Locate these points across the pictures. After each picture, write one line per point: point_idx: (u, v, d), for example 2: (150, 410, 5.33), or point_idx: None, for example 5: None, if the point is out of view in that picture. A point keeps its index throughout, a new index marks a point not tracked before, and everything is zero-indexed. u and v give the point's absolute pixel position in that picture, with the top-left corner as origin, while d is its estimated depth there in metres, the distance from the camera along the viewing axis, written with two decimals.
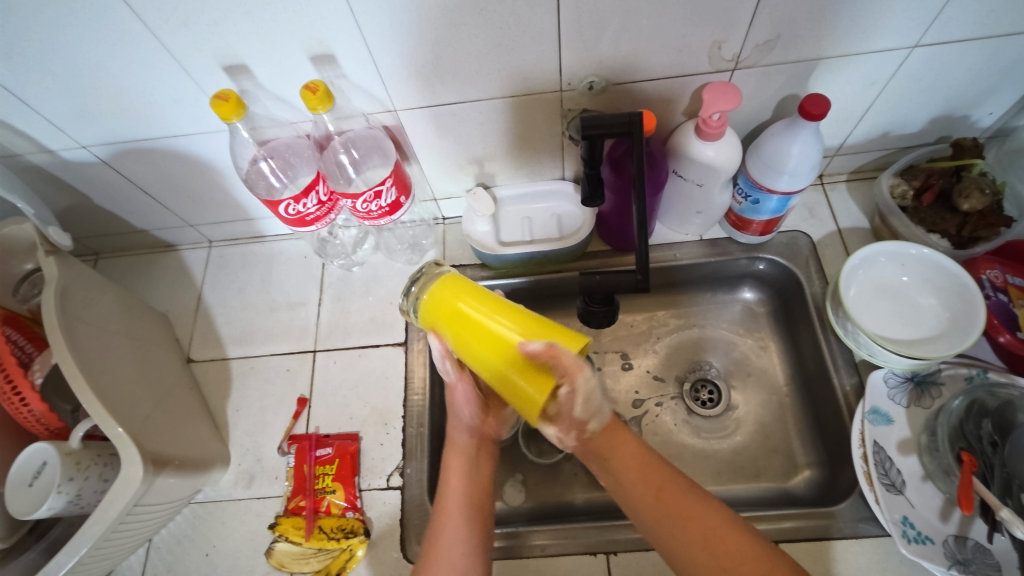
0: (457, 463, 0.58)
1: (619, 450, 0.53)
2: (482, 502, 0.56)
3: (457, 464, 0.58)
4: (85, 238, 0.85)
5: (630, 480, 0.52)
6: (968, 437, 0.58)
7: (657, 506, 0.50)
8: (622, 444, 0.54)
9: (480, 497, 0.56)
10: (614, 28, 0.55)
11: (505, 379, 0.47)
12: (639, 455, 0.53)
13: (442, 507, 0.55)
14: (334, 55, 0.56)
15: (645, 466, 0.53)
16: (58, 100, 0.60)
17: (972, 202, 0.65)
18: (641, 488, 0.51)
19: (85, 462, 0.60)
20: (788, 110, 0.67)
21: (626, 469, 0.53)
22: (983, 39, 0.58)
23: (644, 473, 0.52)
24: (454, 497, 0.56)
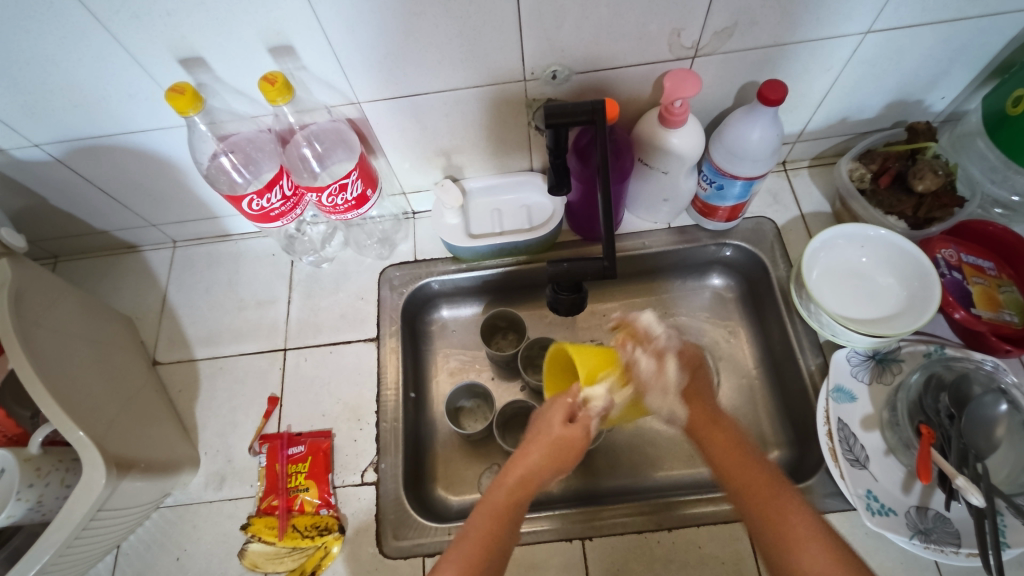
0: (499, 503, 0.51)
1: (716, 442, 0.54)
2: (502, 546, 0.50)
3: (505, 498, 0.52)
4: (43, 241, 0.83)
5: (725, 451, 0.53)
6: (927, 410, 0.60)
7: (754, 477, 0.51)
8: (719, 430, 0.55)
9: (505, 545, 0.50)
10: (574, 16, 0.55)
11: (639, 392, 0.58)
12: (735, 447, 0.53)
13: (464, 535, 0.50)
14: (293, 46, 0.55)
15: (737, 456, 0.52)
16: (7, 97, 0.58)
17: (926, 183, 0.68)
18: (740, 461, 0.52)
19: (45, 468, 0.59)
20: (749, 96, 0.68)
21: (729, 442, 0.53)
22: (933, 24, 0.60)
23: (742, 472, 0.51)
24: (478, 527, 0.50)
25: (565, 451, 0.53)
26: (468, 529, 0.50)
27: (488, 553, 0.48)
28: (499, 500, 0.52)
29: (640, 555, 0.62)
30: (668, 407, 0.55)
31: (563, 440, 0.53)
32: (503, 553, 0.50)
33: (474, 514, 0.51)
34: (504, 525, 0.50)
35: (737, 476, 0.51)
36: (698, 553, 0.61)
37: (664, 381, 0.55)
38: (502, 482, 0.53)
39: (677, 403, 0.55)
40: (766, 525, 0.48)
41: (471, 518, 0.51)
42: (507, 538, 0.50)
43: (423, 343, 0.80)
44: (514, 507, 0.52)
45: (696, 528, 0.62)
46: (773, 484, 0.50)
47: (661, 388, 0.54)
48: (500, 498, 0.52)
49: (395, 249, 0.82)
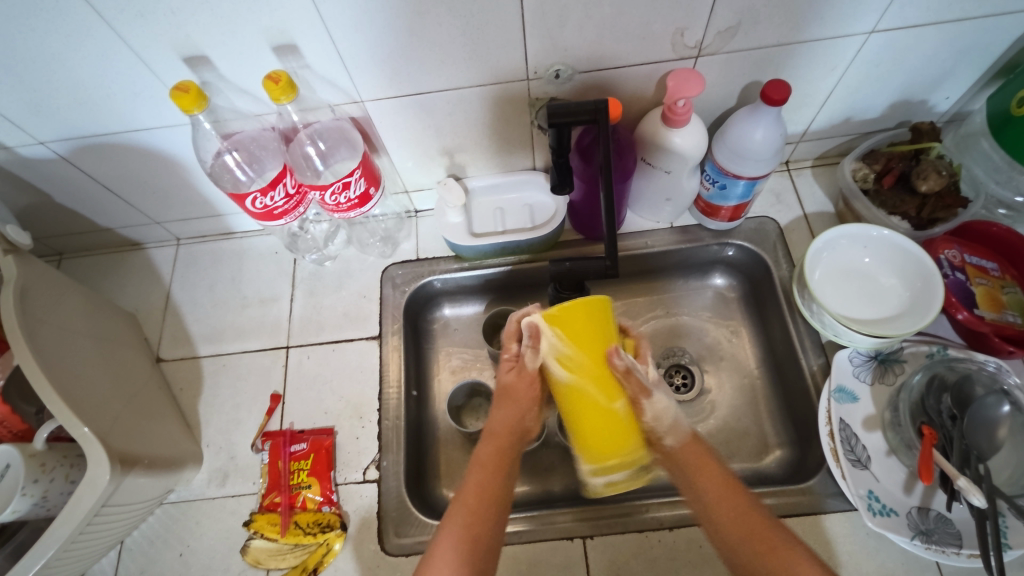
0: (488, 458, 0.56)
1: (702, 467, 0.54)
2: (501, 489, 0.54)
3: (491, 454, 0.56)
4: (47, 238, 0.83)
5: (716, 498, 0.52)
6: (929, 411, 0.60)
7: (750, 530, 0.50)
8: (708, 468, 0.54)
9: (501, 495, 0.53)
10: (577, 16, 0.55)
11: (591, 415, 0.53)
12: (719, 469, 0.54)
13: (463, 493, 0.53)
14: (297, 45, 0.55)
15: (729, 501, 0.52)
16: (13, 95, 0.58)
17: (930, 183, 0.68)
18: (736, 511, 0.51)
19: (50, 464, 0.59)
20: (752, 96, 0.68)
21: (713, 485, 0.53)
22: (937, 24, 0.59)
23: (731, 505, 0.51)
24: (473, 482, 0.54)
25: (523, 395, 0.60)
26: (462, 488, 0.54)
27: (487, 506, 0.52)
28: (485, 456, 0.56)
29: (641, 554, 0.62)
30: (670, 417, 0.56)
31: (517, 389, 0.60)
32: (500, 507, 0.53)
33: (468, 471, 0.55)
34: (494, 476, 0.54)
35: (725, 508, 0.51)
36: (699, 553, 0.61)
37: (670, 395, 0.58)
38: (486, 440, 0.58)
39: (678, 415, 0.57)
40: (745, 541, 0.49)
41: (465, 477, 0.55)
42: (501, 482, 0.54)
43: (425, 341, 0.81)
44: (499, 455, 0.56)
45: (697, 528, 0.62)
46: (768, 527, 0.50)
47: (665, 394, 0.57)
48: (485, 452, 0.57)
49: (397, 247, 0.82)
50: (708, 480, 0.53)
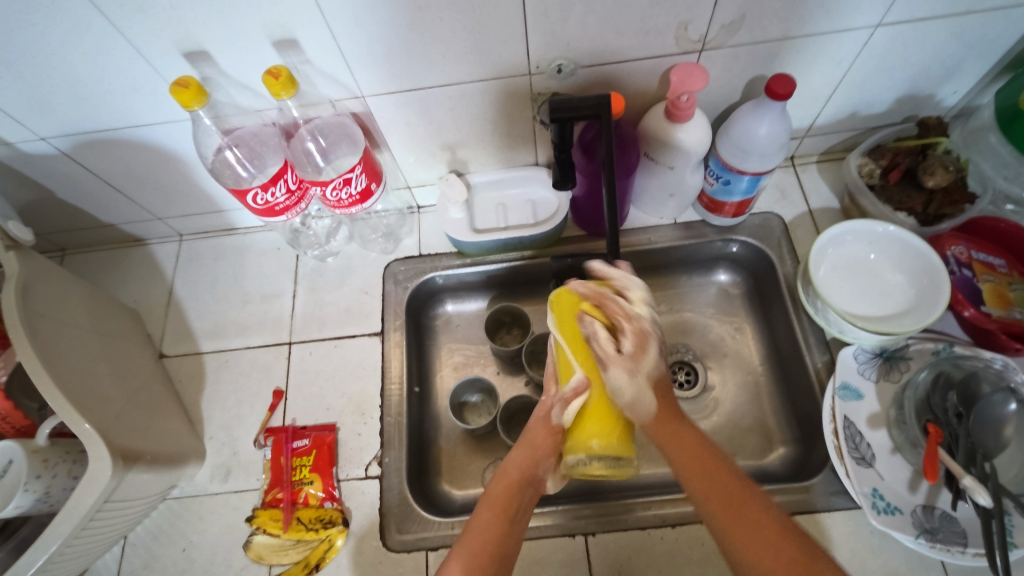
0: (497, 498, 0.54)
1: (673, 442, 0.53)
2: (506, 538, 0.52)
3: (499, 493, 0.55)
4: (50, 234, 0.83)
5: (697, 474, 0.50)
6: (935, 409, 0.59)
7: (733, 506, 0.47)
8: (685, 436, 0.53)
9: (508, 536, 0.52)
10: (579, 9, 0.54)
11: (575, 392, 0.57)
12: (692, 444, 0.52)
13: (466, 535, 0.51)
14: (297, 40, 0.55)
15: (715, 478, 0.49)
16: (12, 90, 0.58)
17: (936, 178, 0.67)
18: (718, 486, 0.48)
19: (53, 460, 0.60)
20: (757, 91, 0.67)
21: (691, 459, 0.51)
22: (945, 17, 0.59)
23: (714, 482, 0.49)
24: (480, 524, 0.52)
25: (545, 445, 0.57)
26: (469, 526, 0.52)
27: (491, 549, 0.50)
28: (495, 496, 0.54)
29: (644, 551, 0.62)
30: (634, 390, 0.55)
31: (540, 435, 0.58)
32: (505, 548, 0.51)
33: (476, 511, 0.53)
34: (500, 518, 0.52)
35: (708, 484, 0.49)
36: (702, 550, 0.61)
37: (637, 363, 0.56)
38: (495, 480, 0.56)
39: (643, 391, 0.55)
40: (732, 531, 0.46)
41: (472, 515, 0.53)
42: (507, 530, 0.52)
43: (427, 338, 0.80)
44: (510, 500, 0.54)
45: (699, 526, 0.62)
46: (759, 512, 0.46)
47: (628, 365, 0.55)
48: (497, 491, 0.55)
49: (399, 243, 0.82)
50: (680, 455, 0.52)
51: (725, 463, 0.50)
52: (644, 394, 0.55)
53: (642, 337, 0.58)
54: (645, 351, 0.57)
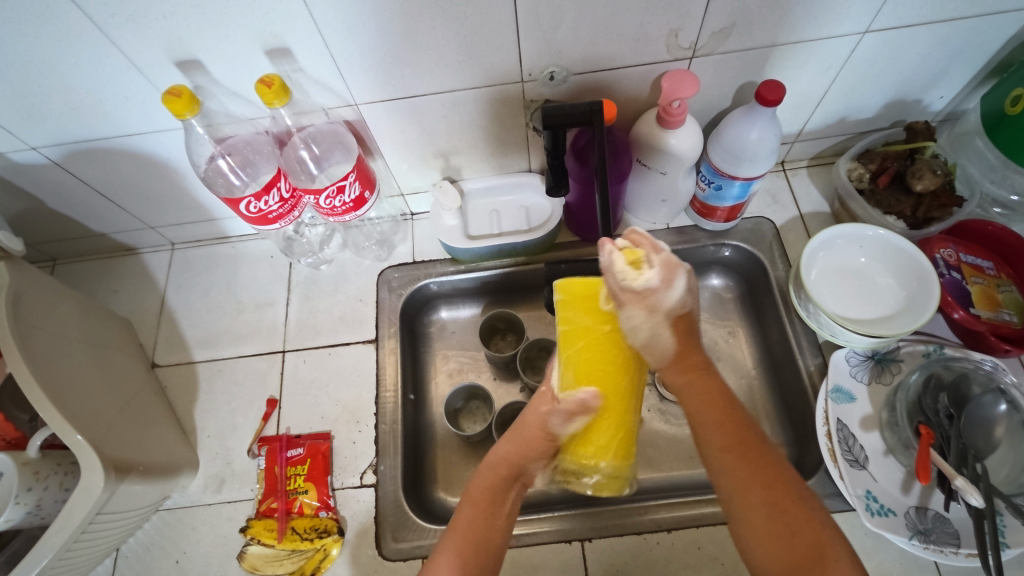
0: (482, 493, 0.53)
1: (692, 386, 0.52)
2: (491, 537, 0.51)
3: (485, 489, 0.54)
4: (41, 244, 0.83)
5: (710, 425, 0.50)
6: (926, 410, 0.60)
7: (748, 474, 0.47)
8: (700, 381, 0.53)
9: (491, 536, 0.51)
10: (571, 17, 0.55)
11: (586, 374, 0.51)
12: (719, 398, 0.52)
13: (454, 530, 0.52)
14: (290, 48, 0.55)
15: (733, 438, 0.49)
16: (4, 100, 0.58)
17: (925, 182, 0.68)
18: (733, 451, 0.49)
19: (44, 472, 0.59)
20: (747, 97, 0.68)
21: (708, 410, 0.51)
22: (931, 24, 0.60)
23: (727, 430, 0.50)
24: (466, 518, 0.52)
25: (532, 441, 0.54)
26: (456, 522, 0.52)
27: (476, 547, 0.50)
28: (483, 491, 0.54)
29: (641, 556, 0.62)
30: (650, 326, 0.51)
31: (529, 428, 0.55)
32: (490, 547, 0.51)
33: (463, 505, 0.53)
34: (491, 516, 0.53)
35: (722, 441, 0.49)
36: (697, 554, 0.61)
37: (652, 300, 0.51)
38: (483, 474, 0.55)
39: (663, 327, 0.52)
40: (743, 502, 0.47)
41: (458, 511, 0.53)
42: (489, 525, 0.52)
43: (422, 345, 0.80)
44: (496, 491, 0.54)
45: (695, 529, 0.62)
46: (784, 482, 0.47)
47: (642, 307, 0.51)
48: (481, 487, 0.54)
49: (393, 251, 0.82)
50: (699, 404, 0.51)
51: (745, 421, 0.50)
52: (663, 334, 0.51)
53: (671, 270, 0.52)
54: (661, 292, 0.52)
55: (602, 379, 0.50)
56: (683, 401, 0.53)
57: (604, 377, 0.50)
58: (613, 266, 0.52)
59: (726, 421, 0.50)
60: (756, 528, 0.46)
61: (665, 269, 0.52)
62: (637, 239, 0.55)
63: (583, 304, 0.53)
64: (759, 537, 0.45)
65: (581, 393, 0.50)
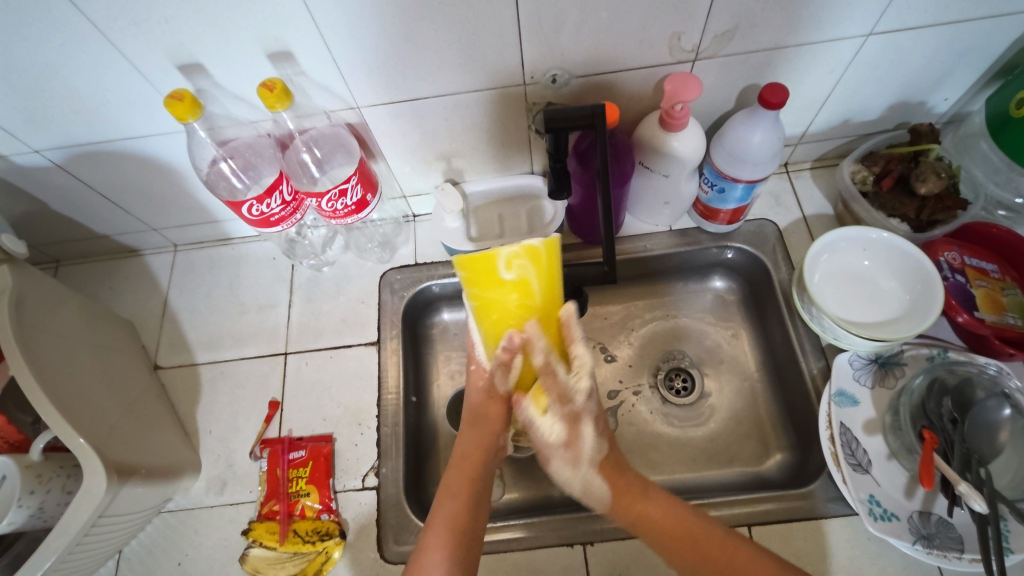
0: (459, 486, 0.60)
1: (641, 514, 0.58)
2: (475, 524, 0.57)
3: (462, 481, 0.60)
4: (44, 246, 0.83)
5: (664, 542, 0.56)
6: (929, 415, 0.60)
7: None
8: (646, 504, 0.58)
9: (475, 517, 0.58)
10: (573, 20, 0.55)
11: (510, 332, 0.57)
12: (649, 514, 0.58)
13: (436, 520, 0.57)
14: (292, 52, 0.55)
15: (692, 543, 0.55)
16: (6, 104, 0.58)
17: (929, 185, 0.67)
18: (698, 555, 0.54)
19: (47, 475, 0.59)
20: (750, 99, 0.67)
21: (658, 528, 0.57)
22: (935, 26, 0.59)
23: (677, 534, 0.56)
24: (447, 512, 0.58)
25: (493, 417, 0.65)
26: (436, 514, 0.58)
27: (460, 531, 0.56)
28: (459, 486, 0.60)
29: (643, 560, 0.62)
30: (580, 480, 0.61)
31: (486, 412, 0.65)
32: (473, 528, 0.57)
33: (439, 500, 0.59)
34: (473, 508, 0.58)
35: (679, 549, 0.55)
36: None
37: (577, 458, 0.61)
38: (455, 467, 0.62)
39: (591, 475, 0.61)
40: None
41: (436, 505, 0.59)
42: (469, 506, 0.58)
43: (424, 347, 0.80)
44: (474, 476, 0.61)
45: None
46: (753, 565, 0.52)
47: (568, 461, 0.61)
48: (459, 478, 0.61)
49: (395, 253, 0.82)
50: (649, 528, 0.57)
51: (699, 527, 0.56)
52: (592, 481, 0.60)
53: (576, 422, 0.60)
54: (580, 442, 0.61)
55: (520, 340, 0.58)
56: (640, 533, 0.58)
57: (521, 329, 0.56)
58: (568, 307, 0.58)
59: (688, 538, 0.55)
60: None
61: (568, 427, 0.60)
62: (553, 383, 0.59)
63: (485, 282, 0.53)
64: None
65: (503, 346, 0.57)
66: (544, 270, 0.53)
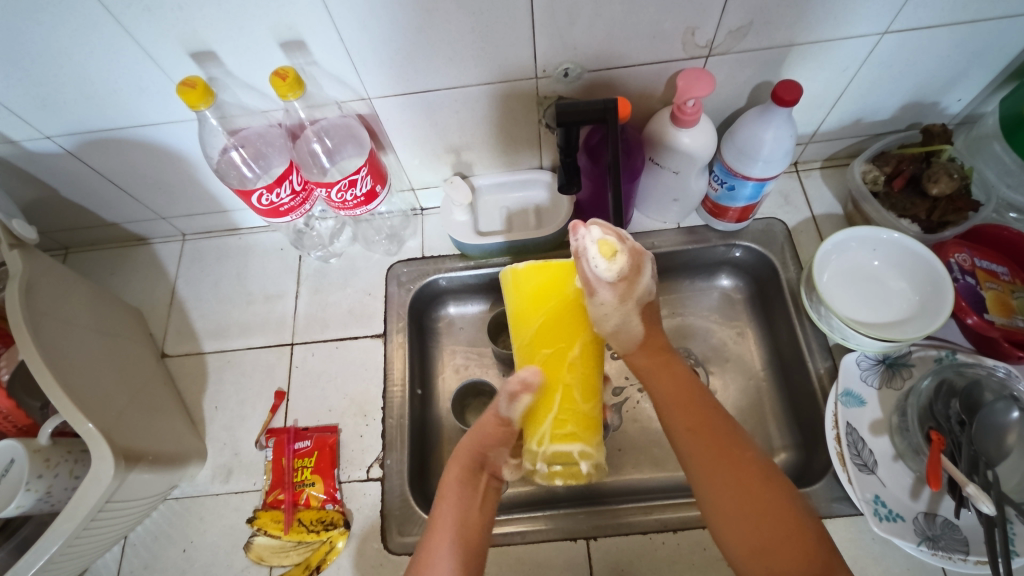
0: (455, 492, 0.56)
1: (657, 366, 0.59)
2: (473, 527, 0.54)
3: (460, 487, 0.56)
4: (53, 233, 0.83)
5: (667, 394, 0.57)
6: (937, 416, 0.60)
7: (706, 440, 0.52)
8: (666, 361, 0.60)
9: (475, 526, 0.54)
10: (587, 14, 0.54)
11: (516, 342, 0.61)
12: (678, 382, 0.58)
13: (434, 526, 0.54)
14: (305, 41, 0.55)
15: (692, 405, 0.55)
16: (20, 89, 0.58)
17: (941, 186, 0.67)
18: (689, 414, 0.54)
19: (55, 459, 0.60)
20: (762, 97, 0.67)
21: (667, 384, 0.58)
22: (951, 26, 0.59)
23: (679, 389, 0.57)
24: (445, 517, 0.54)
25: (490, 430, 0.59)
26: (438, 515, 0.54)
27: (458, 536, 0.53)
28: (453, 487, 0.56)
29: (646, 556, 0.62)
30: (620, 316, 0.60)
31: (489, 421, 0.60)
32: (475, 538, 0.54)
33: (437, 506, 0.55)
34: (471, 508, 0.55)
35: (675, 401, 0.56)
36: (704, 555, 0.61)
37: (627, 292, 0.59)
38: (452, 471, 0.58)
39: (630, 318, 0.60)
40: (702, 467, 0.51)
41: (437, 507, 0.55)
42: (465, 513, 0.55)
43: (430, 340, 0.80)
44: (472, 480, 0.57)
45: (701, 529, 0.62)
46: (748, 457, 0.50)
47: (618, 296, 0.59)
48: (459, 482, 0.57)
49: (403, 245, 0.82)
50: (661, 381, 0.58)
51: (704, 394, 0.56)
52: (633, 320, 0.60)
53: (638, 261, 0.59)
54: (633, 282, 0.59)
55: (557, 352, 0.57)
56: (651, 387, 0.59)
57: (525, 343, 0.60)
58: (585, 253, 0.57)
59: (688, 395, 0.56)
60: (720, 496, 0.49)
61: (632, 255, 0.59)
62: (607, 229, 0.59)
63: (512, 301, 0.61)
64: (728, 512, 0.48)
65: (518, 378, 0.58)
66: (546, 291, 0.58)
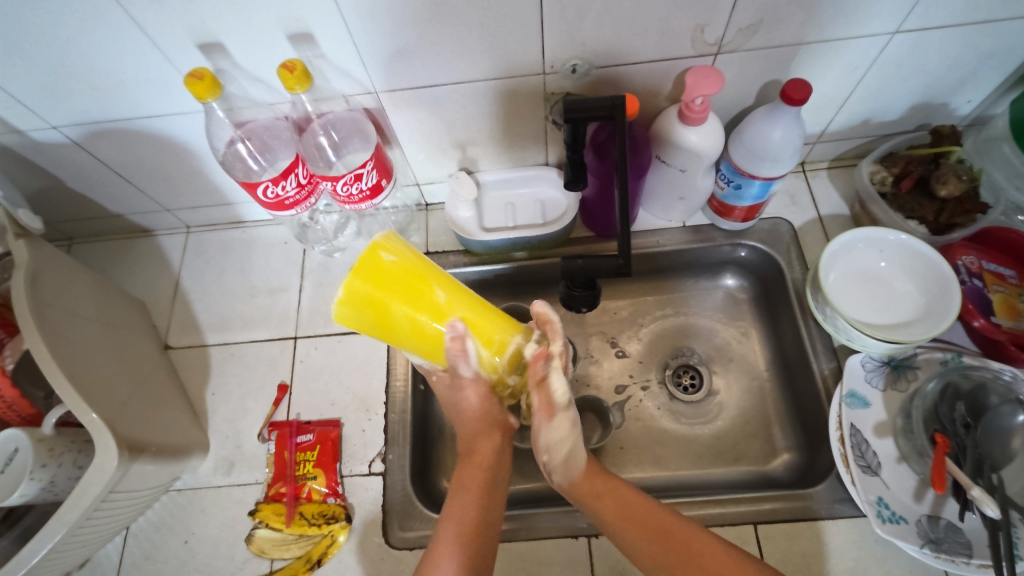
0: (471, 484, 0.57)
1: (598, 492, 0.57)
2: (487, 521, 0.54)
3: (474, 478, 0.57)
4: (58, 223, 0.83)
5: (619, 521, 0.55)
6: (942, 418, 0.60)
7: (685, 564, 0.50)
8: (606, 482, 0.58)
9: (489, 520, 0.54)
10: (596, 9, 0.54)
11: (412, 338, 0.51)
12: (612, 491, 0.57)
13: (448, 522, 0.53)
14: (312, 34, 0.55)
15: (652, 526, 0.54)
16: (27, 78, 0.58)
17: (949, 188, 0.66)
18: (653, 540, 0.53)
19: (59, 449, 0.60)
20: (771, 95, 0.67)
21: (614, 508, 0.56)
22: (963, 26, 0.58)
23: (627, 507, 0.55)
24: (456, 514, 0.54)
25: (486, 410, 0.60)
26: (448, 516, 0.54)
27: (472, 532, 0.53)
28: (472, 480, 0.57)
29: None
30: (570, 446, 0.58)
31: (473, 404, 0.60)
32: (489, 531, 0.54)
33: (450, 502, 0.55)
34: (484, 504, 0.55)
35: (630, 526, 0.54)
36: None
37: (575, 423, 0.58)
38: (466, 465, 0.59)
39: (576, 447, 0.58)
40: None
41: (449, 504, 0.55)
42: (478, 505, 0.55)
43: None
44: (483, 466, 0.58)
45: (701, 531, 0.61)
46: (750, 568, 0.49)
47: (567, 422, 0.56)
48: (472, 476, 0.57)
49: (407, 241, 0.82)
50: (610, 509, 0.56)
51: (656, 507, 0.55)
52: (578, 451, 0.58)
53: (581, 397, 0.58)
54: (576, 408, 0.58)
55: (436, 310, 0.49)
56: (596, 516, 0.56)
57: (423, 326, 0.49)
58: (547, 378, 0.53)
59: (638, 519, 0.54)
60: None
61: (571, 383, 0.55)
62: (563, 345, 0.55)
63: (369, 326, 0.49)
64: None
65: (451, 338, 0.50)
66: (380, 285, 0.47)
